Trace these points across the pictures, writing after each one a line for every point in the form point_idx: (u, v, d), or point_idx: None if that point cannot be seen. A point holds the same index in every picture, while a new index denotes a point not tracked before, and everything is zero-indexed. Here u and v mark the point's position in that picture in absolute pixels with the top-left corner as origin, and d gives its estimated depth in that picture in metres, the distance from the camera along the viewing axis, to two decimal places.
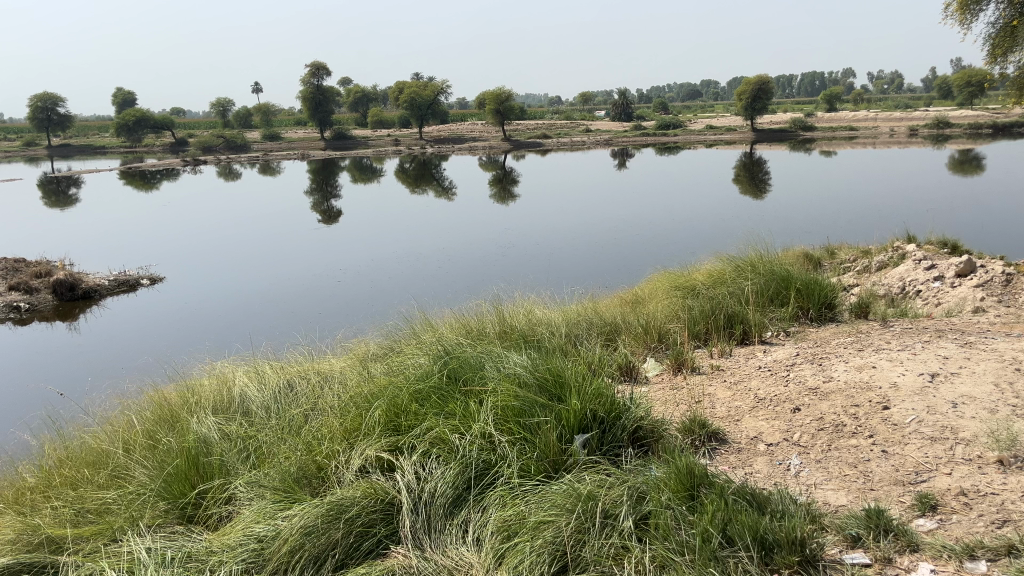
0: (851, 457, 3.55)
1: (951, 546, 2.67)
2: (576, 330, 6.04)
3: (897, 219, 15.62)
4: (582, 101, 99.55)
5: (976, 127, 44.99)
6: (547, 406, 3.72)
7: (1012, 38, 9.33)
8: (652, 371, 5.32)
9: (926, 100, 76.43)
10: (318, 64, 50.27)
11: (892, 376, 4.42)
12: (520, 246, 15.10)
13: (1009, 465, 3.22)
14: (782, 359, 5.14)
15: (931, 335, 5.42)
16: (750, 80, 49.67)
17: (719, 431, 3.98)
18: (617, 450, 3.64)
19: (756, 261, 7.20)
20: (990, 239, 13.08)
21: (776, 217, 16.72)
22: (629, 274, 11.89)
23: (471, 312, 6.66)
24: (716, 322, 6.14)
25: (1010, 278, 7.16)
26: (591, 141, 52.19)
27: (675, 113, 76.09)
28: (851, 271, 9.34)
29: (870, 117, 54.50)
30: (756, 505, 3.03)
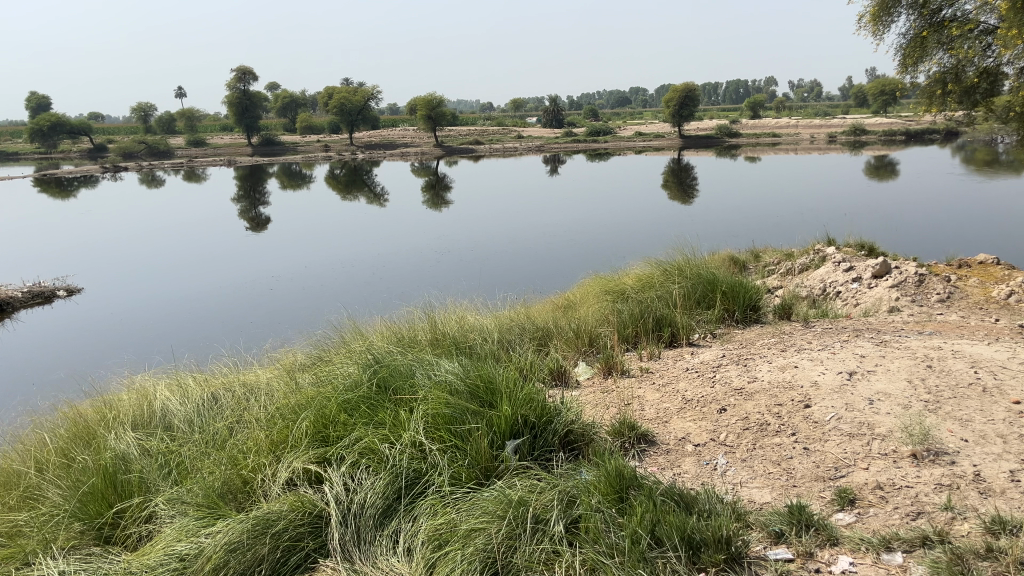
0: (774, 454, 3.64)
1: (869, 540, 2.76)
2: (508, 335, 6.05)
3: (820, 223, 16.08)
4: (514, 108, 100.04)
5: (890, 134, 46.92)
6: (478, 413, 3.71)
7: (922, 49, 9.76)
8: (584, 375, 5.36)
9: (843, 108, 79.42)
10: (245, 69, 49.13)
11: (814, 375, 4.56)
12: (455, 253, 15.07)
13: (922, 459, 3.36)
14: (709, 360, 5.25)
15: (849, 334, 5.62)
16: (678, 88, 50.73)
17: (648, 432, 4.04)
18: (549, 455, 3.66)
19: (684, 265, 7.34)
20: (906, 242, 13.58)
21: (707, 222, 17.13)
22: (561, 279, 11.97)
23: (403, 320, 6.60)
24: (645, 325, 6.22)
25: (923, 279, 7.46)
26: (523, 147, 52.45)
27: (606, 119, 77.25)
28: (775, 274, 9.61)
29: (792, 125, 56.26)
30: (684, 504, 3.08)
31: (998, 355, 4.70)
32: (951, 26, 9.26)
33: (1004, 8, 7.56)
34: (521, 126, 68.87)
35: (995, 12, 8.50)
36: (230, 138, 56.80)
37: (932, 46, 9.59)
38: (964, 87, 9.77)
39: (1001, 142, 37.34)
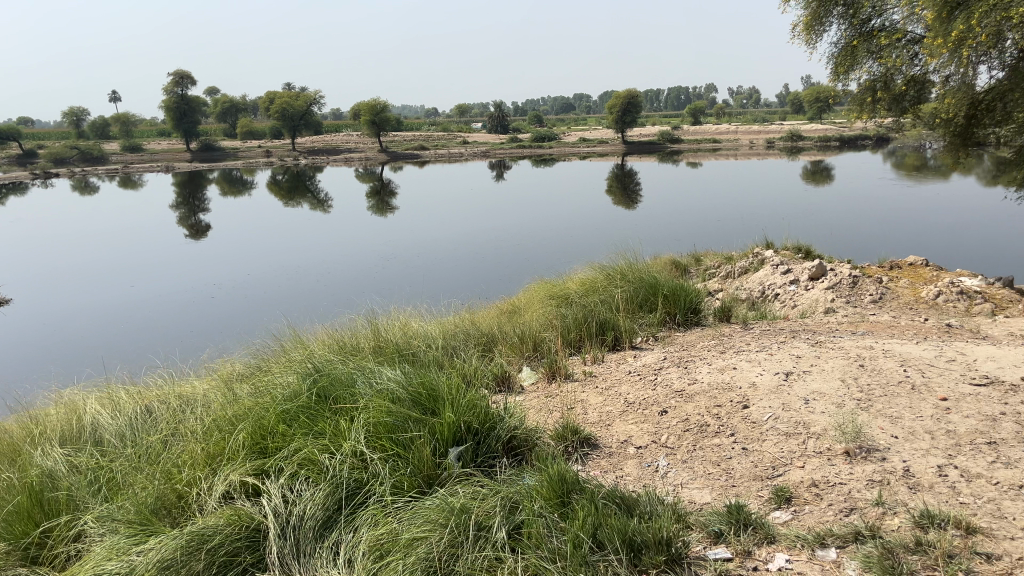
0: (714, 455, 3.70)
1: (804, 536, 2.82)
2: (452, 341, 6.02)
3: (759, 227, 16.44)
4: (458, 113, 99.95)
5: (825, 140, 48.26)
6: (420, 420, 3.68)
7: (852, 58, 10.08)
8: (528, 380, 5.36)
9: (780, 114, 81.49)
10: (183, 73, 48.00)
11: (752, 376, 4.64)
12: (400, 259, 14.95)
13: (855, 456, 3.44)
14: (651, 363, 5.30)
15: (786, 335, 5.74)
16: (620, 95, 51.34)
17: (591, 436, 4.06)
18: (492, 461, 3.65)
19: (627, 269, 7.41)
20: (840, 245, 13.98)
21: (650, 226, 17.38)
22: (506, 285, 11.97)
23: (345, 327, 6.52)
24: (588, 329, 6.25)
25: (856, 280, 7.67)
26: (468, 153, 52.47)
27: (550, 125, 77.82)
28: (716, 277, 9.79)
29: (731, 131, 57.42)
30: (625, 507, 3.11)
31: (926, 353, 4.87)
32: (880, 35, 9.59)
33: (930, 18, 7.85)
34: (465, 131, 68.82)
35: (921, 22, 8.82)
36: (167, 143, 55.47)
37: (863, 55, 9.91)
38: (893, 95, 10.12)
39: (928, 147, 38.75)
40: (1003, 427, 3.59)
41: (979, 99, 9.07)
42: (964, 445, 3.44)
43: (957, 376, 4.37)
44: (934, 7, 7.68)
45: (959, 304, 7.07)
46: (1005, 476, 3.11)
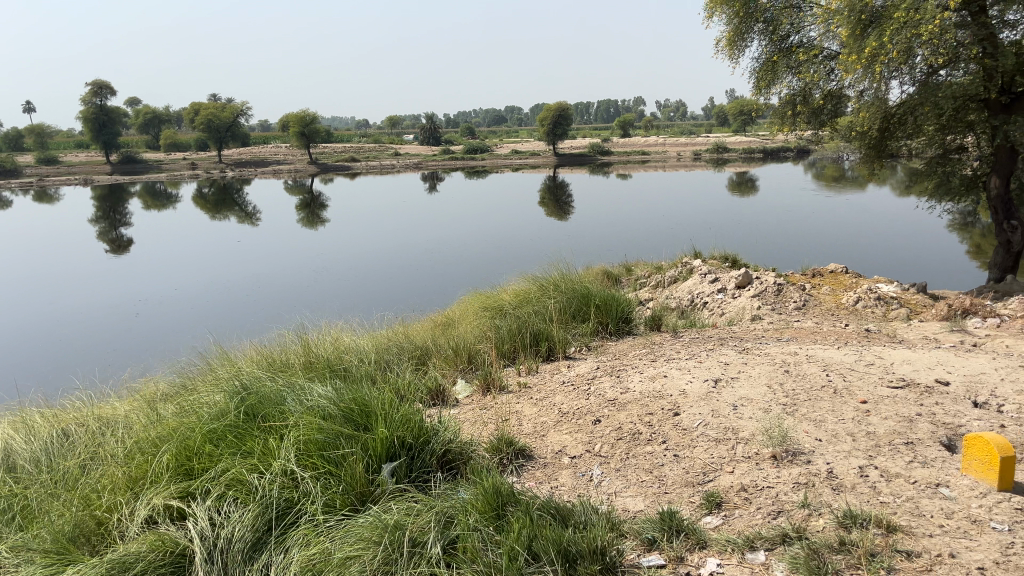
0: (647, 463, 3.74)
1: (734, 541, 2.87)
2: (385, 355, 5.96)
3: (687, 237, 16.79)
4: (389, 125, 99.31)
5: (749, 152, 49.72)
6: (353, 436, 3.62)
7: (773, 73, 10.42)
8: (462, 393, 5.33)
9: (705, 127, 83.62)
10: (101, 83, 46.24)
11: (682, 383, 4.73)
12: (332, 272, 14.73)
13: (781, 459, 3.53)
14: (584, 372, 5.35)
15: (714, 343, 5.87)
16: (551, 107, 51.81)
17: (526, 447, 4.06)
18: (426, 476, 3.61)
19: (560, 280, 7.47)
20: (765, 254, 14.41)
21: (582, 237, 17.60)
22: (440, 297, 11.92)
23: (275, 343, 6.38)
24: (522, 341, 6.26)
25: (781, 288, 7.90)
26: (400, 165, 52.19)
27: (482, 138, 78.05)
28: (647, 286, 9.96)
29: (659, 143, 58.64)
30: (560, 518, 3.12)
31: (846, 357, 5.04)
32: (798, 51, 9.94)
33: (845, 34, 8.17)
34: (397, 143, 68.44)
35: (837, 39, 9.17)
36: (86, 155, 53.51)
37: (782, 69, 10.25)
38: (812, 108, 10.49)
39: (846, 159, 40.29)
40: (919, 427, 3.74)
41: (892, 113, 9.48)
42: (884, 446, 3.57)
43: (876, 379, 4.54)
44: (849, 24, 8.00)
45: (877, 309, 7.36)
46: (922, 475, 3.24)
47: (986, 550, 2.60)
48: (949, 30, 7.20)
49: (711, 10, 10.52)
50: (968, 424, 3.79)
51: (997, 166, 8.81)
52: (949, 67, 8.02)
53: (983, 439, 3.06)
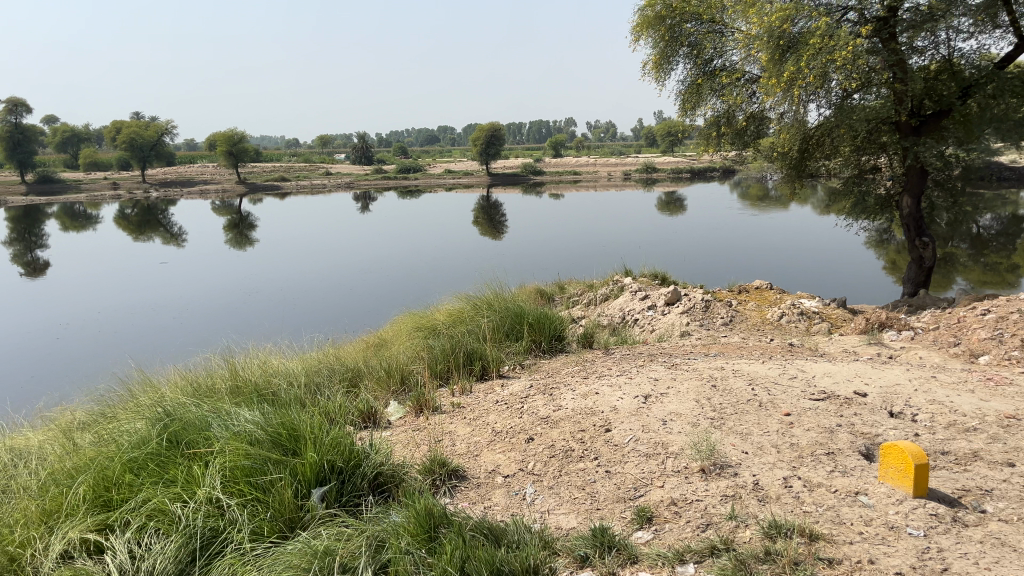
0: (579, 479, 3.77)
1: (665, 554, 2.91)
2: (316, 378, 5.85)
3: (619, 255, 17.04)
4: (320, 144, 98.18)
5: (677, 172, 50.96)
6: (281, 462, 3.54)
7: (698, 95, 10.72)
8: (395, 415, 5.26)
9: (634, 148, 85.28)
10: (15, 100, 44.52)
11: (613, 400, 4.78)
12: (261, 294, 14.41)
13: (710, 472, 3.60)
14: (518, 391, 5.35)
15: (645, 359, 5.97)
16: (483, 128, 52.06)
17: (459, 467, 4.04)
18: (357, 499, 3.54)
19: (493, 300, 7.48)
20: (693, 271, 14.73)
21: (515, 256, 17.72)
22: (374, 318, 11.78)
23: (201, 368, 6.19)
24: (456, 360, 6.23)
25: (708, 304, 8.08)
26: (331, 184, 51.59)
27: (414, 157, 77.92)
28: (580, 304, 10.09)
29: (590, 164, 59.53)
30: (493, 537, 3.11)
31: (771, 371, 5.19)
32: (722, 74, 10.24)
33: (764, 58, 8.45)
34: (328, 163, 67.67)
35: (757, 63, 9.48)
36: None
37: (707, 92, 10.55)
38: (736, 129, 10.83)
39: (769, 179, 41.65)
40: (839, 437, 3.87)
41: (810, 135, 9.85)
42: (806, 456, 3.68)
43: (798, 391, 4.68)
44: (768, 49, 8.29)
45: (800, 324, 7.60)
46: (842, 484, 3.35)
47: (904, 555, 2.70)
48: (862, 56, 7.54)
49: (637, 33, 10.76)
50: (885, 434, 3.94)
51: (908, 186, 9.23)
52: (862, 91, 8.39)
53: (898, 448, 3.18)
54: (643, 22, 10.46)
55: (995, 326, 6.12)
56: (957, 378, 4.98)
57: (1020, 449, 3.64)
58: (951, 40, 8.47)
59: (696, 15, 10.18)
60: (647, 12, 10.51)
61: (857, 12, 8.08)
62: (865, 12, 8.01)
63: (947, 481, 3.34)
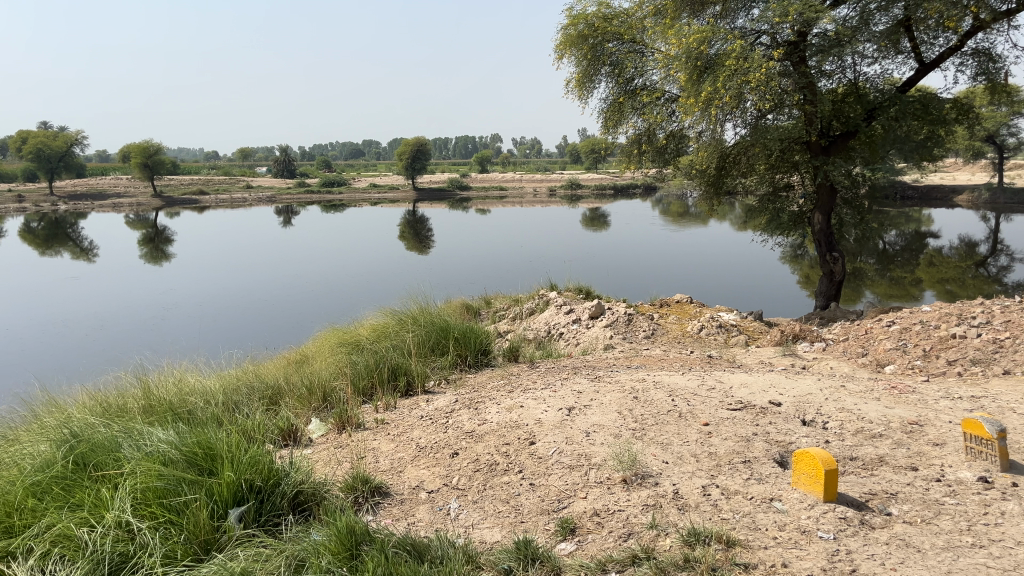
0: (503, 493, 3.77)
1: (586, 565, 2.94)
2: (234, 397, 5.67)
3: (544, 270, 17.15)
4: (240, 157, 95.68)
5: (600, 189, 51.87)
6: (196, 482, 3.42)
7: (620, 113, 10.96)
8: (317, 432, 5.16)
9: (558, 165, 86.32)
10: None
11: (537, 413, 4.80)
12: (179, 311, 13.95)
13: (631, 483, 3.66)
14: (443, 406, 5.32)
15: (569, 372, 6.05)
16: (409, 142, 51.90)
17: (383, 484, 3.97)
18: (276, 519, 3.45)
19: (418, 315, 7.43)
20: (616, 286, 14.99)
21: (441, 271, 17.69)
22: (296, 334, 11.55)
23: (111, 387, 5.95)
24: (380, 376, 6.14)
25: (631, 318, 8.22)
26: (252, 198, 50.41)
27: (338, 171, 76.99)
28: (506, 318, 10.14)
29: (516, 180, 59.92)
30: (416, 553, 3.09)
31: (690, 383, 5.32)
32: (643, 93, 10.48)
33: (682, 79, 8.69)
34: (248, 176, 66.18)
35: (676, 83, 9.74)
36: None
37: (628, 110, 10.80)
38: (656, 147, 11.10)
39: (689, 197, 42.74)
40: (755, 446, 3.99)
41: (727, 153, 10.16)
42: (724, 465, 3.78)
43: (716, 402, 4.80)
44: (686, 69, 8.53)
45: (719, 336, 7.80)
46: (757, 490, 3.45)
47: (815, 558, 2.80)
48: (774, 77, 7.83)
49: (561, 51, 10.93)
50: (798, 441, 4.08)
51: (819, 204, 9.64)
52: (776, 112, 8.71)
53: (810, 454, 3.29)
54: (566, 40, 10.65)
55: (898, 337, 6.44)
56: (865, 387, 5.20)
57: (922, 453, 3.82)
58: (857, 65, 8.90)
59: (617, 35, 10.44)
60: (571, 31, 10.72)
61: (770, 36, 8.38)
62: (777, 36, 8.33)
63: (856, 485, 3.48)
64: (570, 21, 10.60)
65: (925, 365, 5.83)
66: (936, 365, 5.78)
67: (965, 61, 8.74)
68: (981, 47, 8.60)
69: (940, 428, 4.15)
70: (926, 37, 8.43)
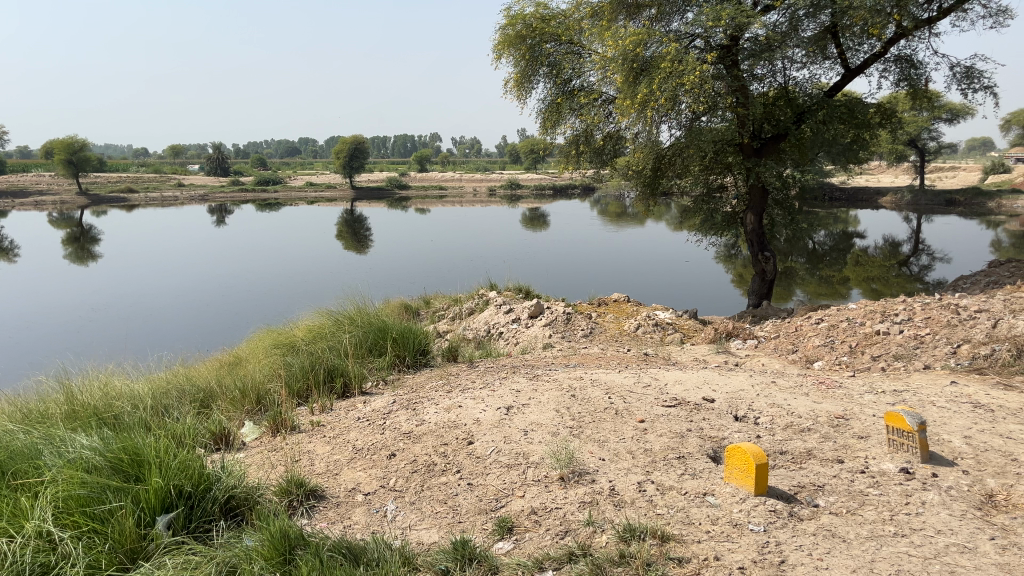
0: (441, 493, 3.75)
1: (524, 563, 2.94)
2: (164, 400, 5.51)
3: (484, 270, 17.14)
4: (171, 154, 92.90)
5: (539, 189, 52.08)
6: (122, 489, 3.31)
7: (558, 114, 11.05)
8: (250, 436, 5.05)
9: (497, 165, 86.39)
10: None
11: (476, 413, 4.79)
12: (107, 312, 13.49)
13: (568, 480, 3.68)
14: (380, 408, 5.26)
15: (507, 371, 6.06)
16: (347, 140, 51.37)
17: (318, 488, 3.90)
18: (207, 526, 3.35)
19: (355, 315, 7.33)
20: (556, 286, 15.08)
21: (379, 271, 17.52)
22: (232, 336, 11.31)
23: (32, 391, 5.73)
24: (316, 378, 6.04)
25: (570, 317, 8.27)
26: (184, 197, 49.07)
27: (273, 169, 75.67)
28: (445, 318, 10.10)
29: (455, 180, 59.78)
30: (352, 556, 3.05)
31: (627, 381, 5.38)
32: (580, 94, 10.56)
33: (619, 81, 8.77)
34: (179, 174, 64.23)
35: (613, 85, 9.84)
36: None
37: (566, 111, 10.88)
38: (594, 148, 11.22)
39: (627, 198, 43.28)
40: (689, 442, 4.06)
41: (663, 155, 10.32)
42: (659, 461, 3.83)
43: (652, 399, 4.87)
44: (623, 71, 8.62)
45: (655, 335, 7.92)
46: (692, 485, 3.51)
47: (746, 551, 2.85)
48: (708, 80, 7.95)
49: (499, 51, 10.93)
50: (731, 437, 4.17)
51: (751, 205, 9.88)
52: (709, 114, 8.88)
53: (741, 448, 3.37)
54: (504, 40, 10.64)
55: (826, 334, 6.65)
56: (794, 382, 5.35)
57: (848, 446, 3.95)
58: (787, 69, 9.13)
59: (555, 36, 10.49)
60: (508, 31, 10.72)
61: (704, 40, 8.50)
62: (710, 40, 8.47)
63: (785, 478, 3.58)
64: (508, 20, 10.60)
65: (852, 360, 6.02)
66: (862, 360, 5.98)
67: (888, 66, 9.06)
68: (903, 54, 8.94)
69: (865, 422, 4.30)
70: (852, 43, 8.71)
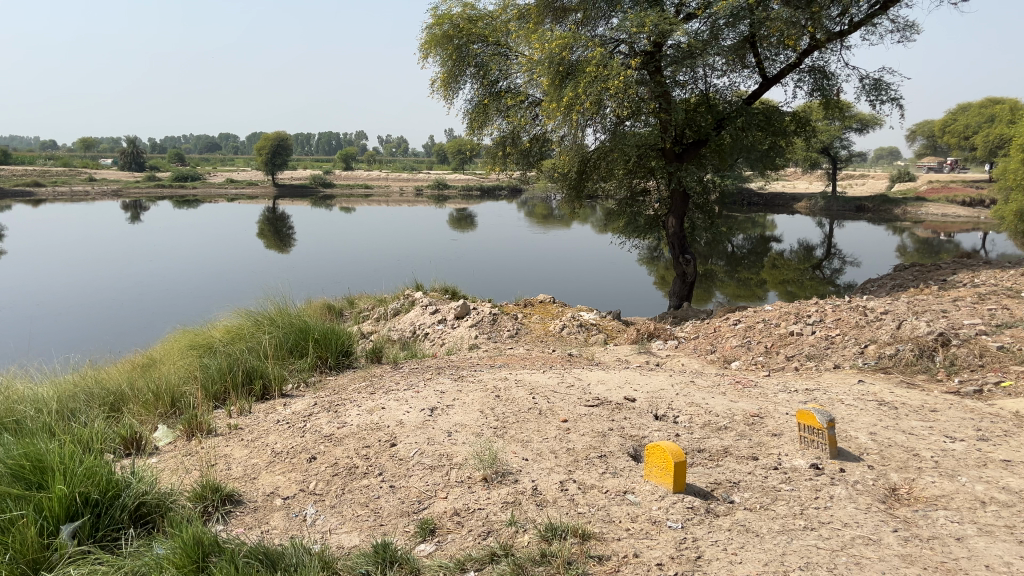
0: (363, 497, 3.69)
1: (446, 564, 2.92)
2: (71, 404, 5.28)
3: (409, 270, 17.01)
4: (82, 147, 89.01)
5: (467, 190, 51.98)
6: (22, 498, 3.16)
7: (485, 115, 11.08)
8: (163, 440, 4.88)
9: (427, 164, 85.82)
10: None
11: (399, 414, 4.75)
12: (11, 311, 12.82)
13: (491, 481, 3.68)
14: (301, 410, 5.15)
15: (431, 372, 6.02)
16: (269, 137, 50.18)
17: (235, 492, 3.79)
18: (115, 534, 3.22)
19: (276, 316, 7.17)
20: (482, 286, 15.10)
21: (303, 270, 17.19)
22: (146, 337, 10.92)
23: None
24: (235, 380, 5.87)
25: (496, 317, 8.31)
26: (96, 192, 47.05)
27: (192, 164, 73.30)
28: (370, 318, 9.98)
29: (381, 180, 59.14)
30: (269, 562, 2.98)
31: (550, 381, 5.42)
32: (507, 96, 10.65)
33: (546, 83, 8.84)
34: (91, 168, 61.50)
35: (539, 88, 9.91)
36: None
37: (493, 112, 10.93)
38: (521, 150, 11.26)
39: (553, 199, 43.60)
40: (611, 440, 4.12)
41: (588, 158, 10.46)
42: (581, 460, 3.87)
43: (575, 399, 4.92)
44: (550, 74, 8.67)
45: (580, 335, 8.01)
46: (612, 484, 3.56)
47: (664, 547, 2.91)
48: (631, 85, 8.10)
49: (426, 51, 10.88)
50: (651, 435, 4.24)
51: (672, 208, 10.09)
52: (633, 119, 9.02)
53: (660, 447, 3.44)
54: (431, 39, 10.58)
55: (743, 334, 6.86)
56: (712, 382, 5.49)
57: (763, 443, 4.07)
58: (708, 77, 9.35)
59: (482, 37, 10.51)
60: (435, 30, 10.67)
61: (628, 46, 8.63)
62: (634, 46, 8.60)
63: (702, 476, 3.65)
64: (435, 20, 10.54)
65: (767, 360, 6.22)
66: (776, 360, 6.18)
67: (803, 77, 9.39)
68: (817, 65, 9.29)
69: (779, 419, 4.45)
70: (769, 54, 9.04)
